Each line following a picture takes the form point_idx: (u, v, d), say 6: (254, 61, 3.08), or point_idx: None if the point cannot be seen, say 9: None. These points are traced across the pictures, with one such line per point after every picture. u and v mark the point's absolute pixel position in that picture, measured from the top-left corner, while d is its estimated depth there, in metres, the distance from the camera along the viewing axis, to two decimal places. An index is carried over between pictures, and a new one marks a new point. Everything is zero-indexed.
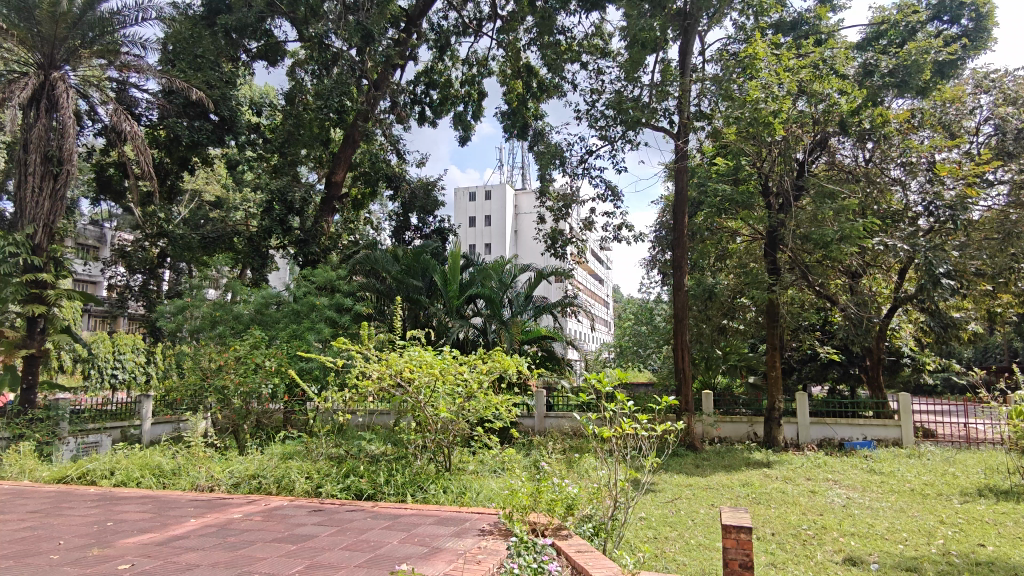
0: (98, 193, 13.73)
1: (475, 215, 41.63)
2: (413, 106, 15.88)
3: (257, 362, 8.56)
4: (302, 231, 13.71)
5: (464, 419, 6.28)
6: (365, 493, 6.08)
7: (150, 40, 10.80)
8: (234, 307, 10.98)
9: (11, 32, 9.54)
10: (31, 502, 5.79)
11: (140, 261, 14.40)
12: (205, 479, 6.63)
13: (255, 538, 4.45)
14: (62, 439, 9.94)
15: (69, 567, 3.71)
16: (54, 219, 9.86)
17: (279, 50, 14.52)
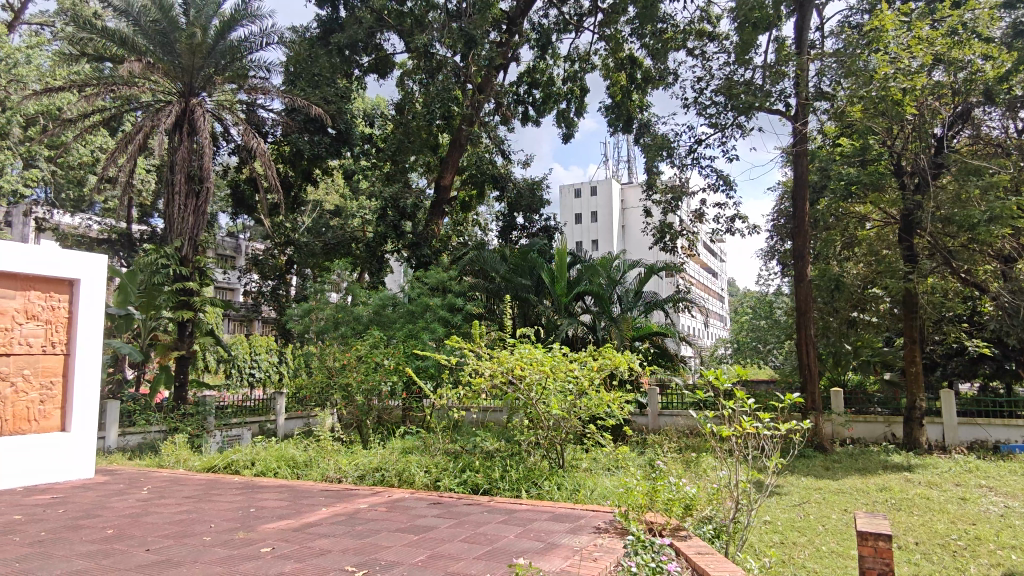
0: (233, 208, 15.00)
1: (582, 212, 41.44)
2: (517, 106, 16.04)
3: (377, 360, 9.04)
4: (414, 235, 14.25)
5: (576, 416, 6.23)
6: (481, 487, 6.23)
7: (273, 62, 11.61)
8: (355, 309, 11.62)
9: (158, 65, 10.58)
10: (186, 489, 6.42)
11: (271, 268, 15.60)
12: (334, 471, 7.04)
13: (380, 528, 4.66)
14: (209, 432, 10.94)
15: (219, 547, 4.07)
16: (197, 233, 10.74)
17: (388, 62, 15.12)
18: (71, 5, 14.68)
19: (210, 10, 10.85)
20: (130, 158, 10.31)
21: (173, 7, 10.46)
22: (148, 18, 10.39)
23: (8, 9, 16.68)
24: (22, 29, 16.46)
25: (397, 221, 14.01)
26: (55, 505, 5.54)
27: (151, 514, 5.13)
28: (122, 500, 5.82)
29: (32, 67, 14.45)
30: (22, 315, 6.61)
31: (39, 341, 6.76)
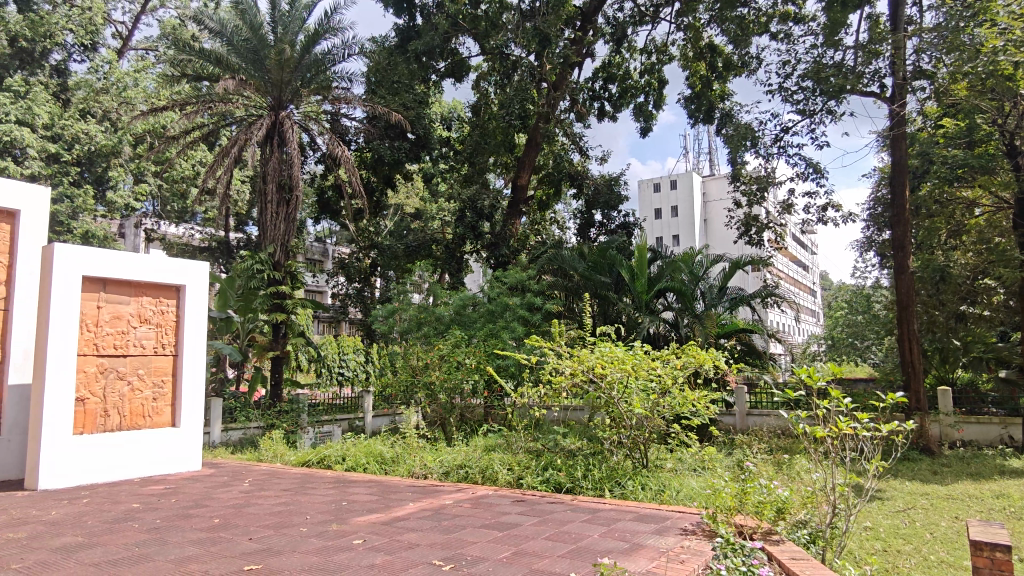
0: (320, 214, 15.68)
1: (662, 207, 40.64)
2: (593, 102, 15.91)
3: (458, 360, 9.25)
4: (492, 235, 14.42)
5: (659, 416, 6.13)
6: (564, 486, 6.23)
7: (355, 72, 12.02)
8: (437, 310, 11.89)
9: (249, 82, 11.18)
10: (284, 482, 6.77)
11: (356, 270, 16.21)
12: (420, 467, 7.23)
13: (466, 523, 4.75)
14: (303, 428, 11.47)
15: (315, 538, 4.25)
16: (288, 239, 11.39)
17: (463, 66, 15.36)
18: (172, 30, 15.76)
19: (296, 26, 11.43)
20: (227, 171, 10.96)
21: (262, 26, 11.05)
22: (240, 37, 11.03)
23: (117, 37, 18.13)
24: (130, 54, 17.83)
25: (475, 223, 14.30)
26: (169, 495, 5.97)
27: (252, 505, 5.43)
28: (227, 491, 6.20)
29: (138, 89, 15.62)
30: (136, 319, 7.18)
31: (151, 343, 7.30)
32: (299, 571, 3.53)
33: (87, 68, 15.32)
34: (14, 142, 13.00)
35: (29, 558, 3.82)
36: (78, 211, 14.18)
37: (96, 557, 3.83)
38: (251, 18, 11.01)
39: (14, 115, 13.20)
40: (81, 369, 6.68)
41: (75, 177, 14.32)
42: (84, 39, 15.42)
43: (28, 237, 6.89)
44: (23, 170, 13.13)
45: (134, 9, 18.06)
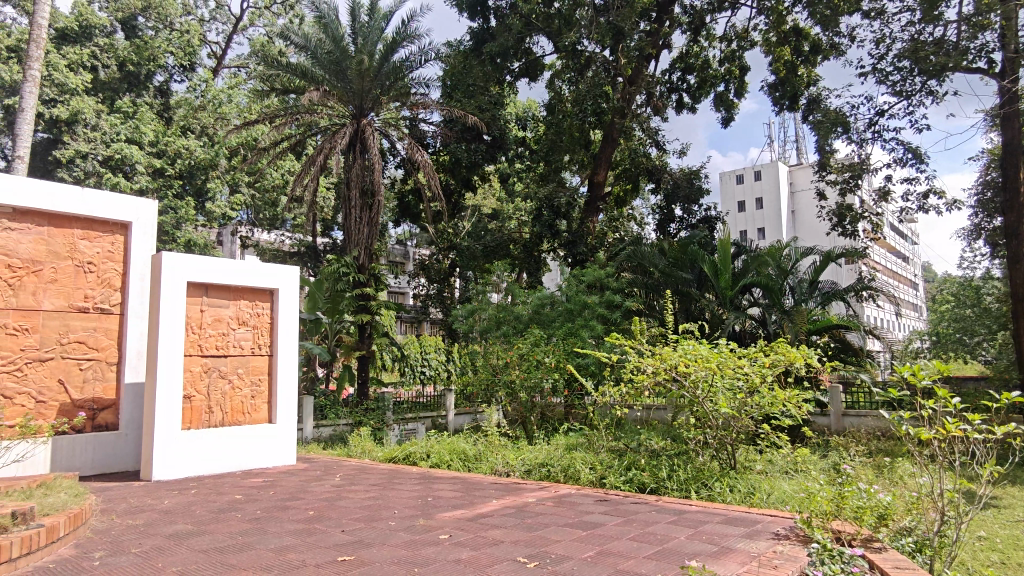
0: (401, 217, 16.14)
1: (745, 199, 39.24)
2: (670, 95, 15.57)
3: (538, 358, 9.31)
4: (569, 233, 14.41)
5: (747, 416, 5.92)
6: (648, 487, 6.12)
7: (432, 77, 12.28)
8: (515, 309, 12.05)
9: (332, 92, 11.62)
10: (373, 477, 7.02)
11: (436, 271, 16.57)
12: (502, 466, 7.31)
13: (549, 522, 4.76)
14: (389, 425, 11.84)
15: (403, 532, 4.37)
16: (371, 242, 11.79)
17: (537, 65, 15.39)
18: (261, 47, 16.62)
19: (375, 35, 11.79)
20: (314, 178, 11.45)
21: (343, 38, 11.48)
22: (323, 50, 11.50)
23: (212, 57, 19.29)
24: (224, 72, 18.96)
25: (552, 221, 14.35)
26: (267, 487, 6.31)
27: (344, 499, 5.66)
28: (320, 485, 6.49)
29: (232, 105, 16.59)
30: (235, 321, 7.63)
31: (249, 344, 7.74)
32: (389, 563, 3.64)
33: (186, 87, 16.40)
34: (124, 159, 14.23)
35: (146, 543, 4.14)
36: (181, 221, 15.18)
37: (204, 544, 4.10)
38: (333, 32, 11.47)
39: (123, 134, 14.52)
40: (187, 369, 7.17)
41: (177, 189, 15.36)
42: (183, 60, 16.52)
43: (138, 246, 7.46)
44: (132, 184, 14.23)
45: (227, 29, 19.16)
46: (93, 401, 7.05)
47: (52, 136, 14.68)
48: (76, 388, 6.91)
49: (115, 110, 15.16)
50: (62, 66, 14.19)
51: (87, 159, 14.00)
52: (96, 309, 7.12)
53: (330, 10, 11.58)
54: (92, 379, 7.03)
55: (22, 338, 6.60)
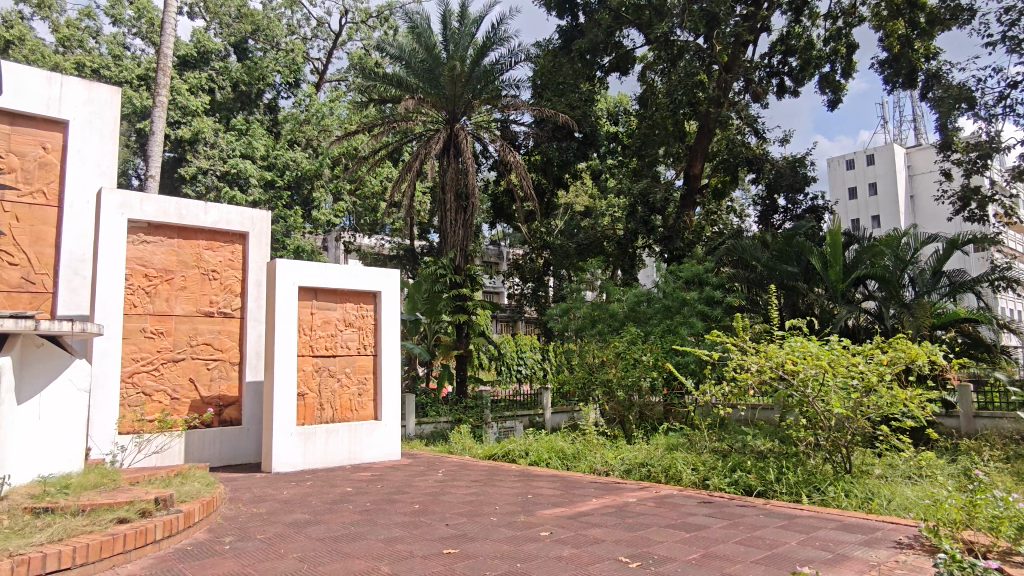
0: (495, 219, 16.41)
1: (857, 185, 36.84)
2: (771, 79, 14.86)
3: (635, 356, 9.17)
4: (665, 228, 14.15)
5: (864, 416, 5.58)
6: (755, 489, 5.88)
7: (522, 78, 12.38)
8: (611, 307, 11.94)
9: (427, 99, 11.94)
10: (474, 473, 7.18)
11: (530, 271, 16.72)
12: (601, 465, 7.27)
13: (651, 522, 4.69)
14: (488, 423, 12.09)
15: (505, 528, 4.45)
16: (466, 243, 12.17)
17: (628, 58, 15.13)
18: (359, 60, 17.39)
19: (466, 41, 12.03)
20: (411, 184, 11.85)
21: (436, 45, 11.78)
22: (417, 59, 11.84)
23: (315, 72, 20.37)
24: (326, 86, 20.00)
25: (647, 217, 14.09)
26: (375, 481, 6.61)
27: (447, 494, 5.84)
28: (424, 480, 6.72)
29: (334, 117, 17.46)
30: (342, 323, 8.04)
31: (355, 344, 8.14)
32: (492, 558, 3.72)
33: (292, 103, 17.40)
34: (239, 173, 15.37)
35: (269, 530, 4.46)
36: (290, 229, 16.13)
37: (320, 533, 4.35)
38: (426, 40, 11.79)
39: (238, 150, 15.65)
40: (301, 368, 7.64)
41: (286, 200, 16.35)
42: (289, 77, 17.55)
43: (255, 254, 8.01)
44: (247, 197, 15.32)
45: (327, 45, 20.16)
46: (219, 398, 7.65)
47: (178, 155, 16.04)
48: (204, 386, 7.53)
49: (231, 128, 16.38)
50: (184, 90, 15.47)
51: (207, 175, 15.19)
52: (220, 313, 7.72)
53: (422, 19, 11.88)
54: (218, 377, 7.63)
55: (159, 340, 7.27)
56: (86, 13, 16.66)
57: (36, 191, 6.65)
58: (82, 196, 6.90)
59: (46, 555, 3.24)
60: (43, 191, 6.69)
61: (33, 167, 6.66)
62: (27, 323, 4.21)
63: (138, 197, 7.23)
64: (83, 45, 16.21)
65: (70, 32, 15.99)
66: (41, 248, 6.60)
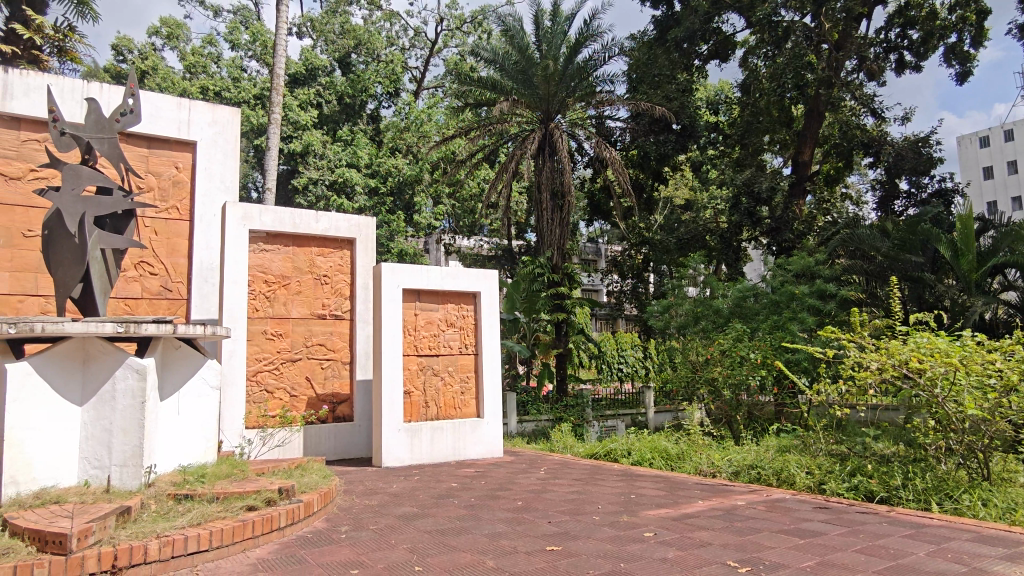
0: (591, 216, 16.30)
1: (993, 164, 33.48)
2: (888, 55, 13.82)
3: (743, 354, 8.78)
4: (772, 219, 13.52)
5: (1004, 420, 5.10)
6: (877, 495, 5.49)
7: (617, 73, 12.23)
8: (715, 303, 11.61)
9: (521, 100, 12.05)
10: (576, 472, 7.17)
11: (629, 267, 16.49)
12: (708, 466, 7.05)
13: (762, 527, 4.50)
14: (588, 422, 12.07)
15: (608, 527, 4.42)
16: (563, 241, 12.12)
17: (728, 44, 14.57)
18: (455, 66, 17.83)
19: (559, 39, 12.05)
20: (507, 184, 12.04)
21: (529, 46, 11.85)
22: (510, 61, 11.94)
23: (414, 81, 21.08)
24: (424, 93, 20.66)
25: (752, 208, 13.50)
26: (479, 477, 6.75)
27: (550, 492, 5.87)
28: (526, 477, 6.80)
29: (432, 123, 18.00)
30: (444, 324, 8.29)
31: (457, 343, 8.36)
32: (595, 557, 3.71)
33: (394, 112, 18.12)
34: (346, 182, 16.19)
35: (381, 521, 4.67)
36: (394, 233, 16.74)
37: (428, 526, 4.52)
38: (519, 42, 11.89)
39: (344, 159, 16.47)
40: (406, 367, 7.95)
41: (390, 205, 17.02)
42: (390, 87, 18.26)
43: (362, 259, 8.41)
44: (354, 205, 16.13)
45: (425, 54, 20.82)
46: (333, 395, 8.10)
47: (291, 167, 17.13)
48: (319, 383, 8.00)
49: (338, 139, 17.30)
50: (295, 106, 16.49)
51: (317, 185, 16.12)
52: (332, 315, 8.19)
53: (515, 21, 11.98)
54: (331, 376, 8.09)
55: (278, 341, 7.79)
56: (209, 40, 18.11)
57: (171, 207, 7.48)
58: (210, 209, 7.63)
59: (187, 538, 3.60)
60: (177, 207, 7.51)
61: (168, 186, 7.50)
62: (167, 327, 4.64)
63: (257, 208, 7.71)
64: (206, 70, 17.64)
65: (195, 60, 17.46)
66: (176, 259, 7.42)
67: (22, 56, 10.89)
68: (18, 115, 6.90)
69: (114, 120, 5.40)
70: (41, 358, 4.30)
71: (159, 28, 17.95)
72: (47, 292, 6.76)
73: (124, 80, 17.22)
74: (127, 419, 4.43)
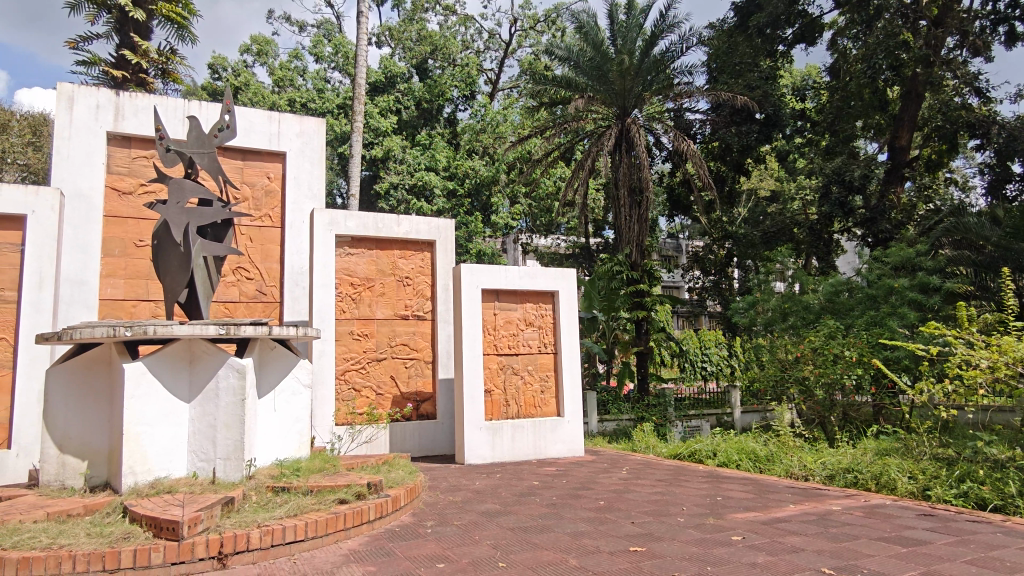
0: (671, 211, 15.94)
1: None
2: (997, 27, 12.74)
3: (836, 352, 8.37)
4: (867, 209, 12.77)
5: None
6: (990, 503, 5.09)
7: (696, 64, 11.93)
8: (805, 299, 11.13)
9: (597, 97, 11.97)
10: (660, 473, 7.04)
11: (712, 263, 16.01)
12: (799, 469, 6.74)
13: (859, 533, 4.28)
14: (672, 422, 11.81)
15: (693, 529, 4.33)
16: (642, 238, 11.91)
17: (815, 26, 13.91)
18: (529, 66, 17.87)
19: (634, 32, 11.84)
20: (584, 182, 11.98)
21: (604, 42, 11.67)
22: (585, 58, 11.87)
23: (489, 83, 21.29)
24: (499, 94, 20.83)
25: (844, 197, 12.80)
26: (561, 476, 6.76)
27: (632, 492, 5.81)
28: (608, 477, 6.73)
29: (507, 124, 18.12)
30: (523, 322, 8.36)
31: (536, 342, 8.41)
32: (680, 559, 3.65)
33: (470, 114, 18.38)
34: (425, 185, 16.55)
35: (465, 517, 4.77)
36: (472, 234, 16.96)
37: (510, 523, 4.57)
38: (593, 38, 11.74)
39: (423, 163, 16.88)
40: (486, 366, 8.07)
41: (468, 206, 17.27)
42: (466, 90, 18.50)
43: (443, 261, 8.61)
44: (433, 207, 16.50)
45: (499, 55, 20.99)
46: (416, 394, 8.32)
47: (372, 172, 17.70)
48: (403, 382, 8.25)
49: (417, 144, 17.73)
50: (376, 114, 17.03)
51: (398, 189, 16.57)
52: (414, 316, 8.42)
53: (589, 17, 11.84)
54: (414, 375, 8.32)
55: (364, 341, 8.08)
56: (295, 55, 18.99)
57: (265, 215, 7.91)
58: (300, 216, 8.02)
59: (286, 528, 3.81)
60: (269, 215, 7.94)
61: (262, 196, 7.94)
62: (264, 329, 4.92)
63: (342, 214, 8.06)
64: (294, 83, 18.51)
65: (283, 74, 18.37)
66: (270, 264, 7.85)
67: (131, 79, 11.80)
68: (129, 134, 7.47)
69: (213, 136, 5.75)
70: (154, 359, 4.66)
71: (250, 45, 19.01)
72: (157, 297, 7.31)
73: (220, 96, 18.33)
74: (229, 415, 4.72)
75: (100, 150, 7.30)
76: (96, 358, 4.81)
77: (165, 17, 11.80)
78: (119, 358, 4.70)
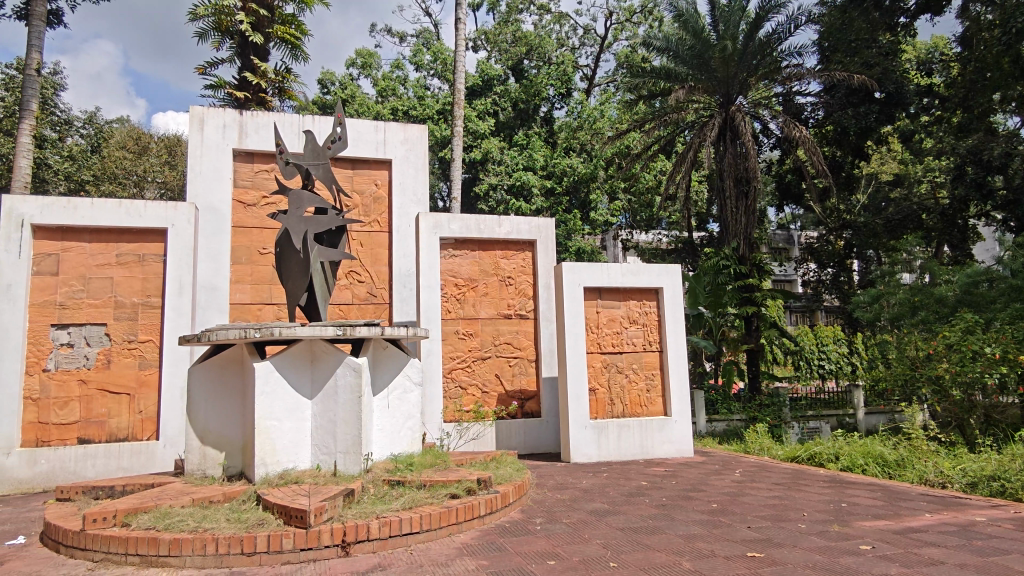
0: (781, 201, 15.18)
1: None
2: None
3: (975, 348, 7.59)
4: (1010, 191, 11.43)
5: None
6: None
7: (807, 44, 11.28)
8: (936, 291, 10.29)
9: (698, 86, 11.60)
10: (776, 475, 6.73)
11: (828, 254, 15.07)
12: (936, 475, 6.22)
13: (1010, 547, 3.88)
14: (787, 423, 11.22)
15: (816, 536, 4.10)
16: (750, 231, 11.38)
17: None
18: (626, 59, 17.60)
19: (737, 16, 11.37)
20: (686, 174, 11.62)
21: (704, 28, 11.28)
22: (685, 47, 11.47)
23: (585, 79, 21.14)
24: (596, 90, 20.66)
25: (981, 179, 11.61)
26: (670, 477, 6.61)
27: (746, 495, 5.59)
28: (720, 479, 6.50)
29: (605, 119, 17.91)
30: (627, 320, 8.24)
31: (640, 340, 8.27)
32: (802, 567, 3.47)
33: (566, 112, 18.33)
34: (523, 184, 16.71)
35: (574, 516, 4.77)
36: (571, 232, 16.91)
37: (620, 522, 4.52)
38: (693, 25, 11.36)
39: (521, 163, 17.02)
40: (590, 364, 8.03)
41: (566, 204, 17.25)
42: (562, 88, 18.46)
43: (544, 259, 8.65)
44: (532, 207, 16.60)
45: (595, 50, 20.79)
46: (521, 392, 8.42)
47: (472, 175, 18.06)
48: (508, 380, 8.37)
49: (514, 144, 17.90)
50: (475, 117, 17.39)
51: (497, 190, 16.82)
52: (517, 315, 8.52)
53: (689, 4, 11.45)
54: (519, 373, 8.42)
55: (470, 340, 8.28)
56: (397, 65, 19.72)
57: (374, 221, 8.29)
58: (406, 220, 8.32)
59: (402, 520, 3.96)
60: (378, 220, 8.31)
61: (370, 202, 8.32)
62: (377, 330, 5.16)
63: (446, 217, 8.29)
64: (396, 92, 19.23)
65: (386, 84, 19.14)
66: (379, 266, 8.20)
67: (252, 98, 12.73)
68: (252, 150, 8.07)
69: (327, 147, 6.10)
70: (280, 358, 5.00)
71: (355, 59, 19.95)
72: (280, 300, 7.85)
73: (329, 109, 19.36)
74: (348, 411, 4.99)
75: (227, 166, 7.93)
76: (230, 359, 5.20)
77: (280, 38, 12.62)
78: (250, 357, 5.07)
